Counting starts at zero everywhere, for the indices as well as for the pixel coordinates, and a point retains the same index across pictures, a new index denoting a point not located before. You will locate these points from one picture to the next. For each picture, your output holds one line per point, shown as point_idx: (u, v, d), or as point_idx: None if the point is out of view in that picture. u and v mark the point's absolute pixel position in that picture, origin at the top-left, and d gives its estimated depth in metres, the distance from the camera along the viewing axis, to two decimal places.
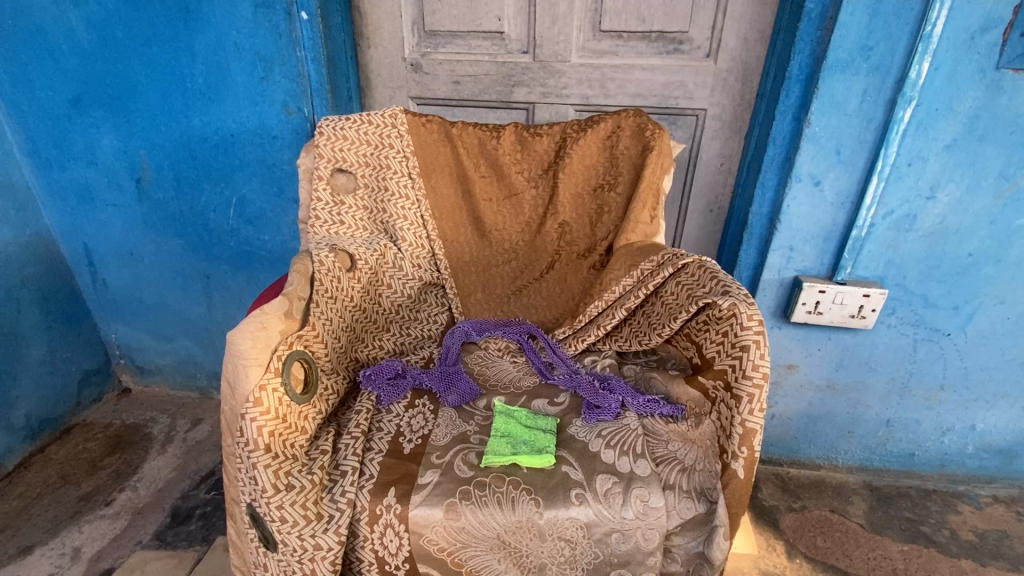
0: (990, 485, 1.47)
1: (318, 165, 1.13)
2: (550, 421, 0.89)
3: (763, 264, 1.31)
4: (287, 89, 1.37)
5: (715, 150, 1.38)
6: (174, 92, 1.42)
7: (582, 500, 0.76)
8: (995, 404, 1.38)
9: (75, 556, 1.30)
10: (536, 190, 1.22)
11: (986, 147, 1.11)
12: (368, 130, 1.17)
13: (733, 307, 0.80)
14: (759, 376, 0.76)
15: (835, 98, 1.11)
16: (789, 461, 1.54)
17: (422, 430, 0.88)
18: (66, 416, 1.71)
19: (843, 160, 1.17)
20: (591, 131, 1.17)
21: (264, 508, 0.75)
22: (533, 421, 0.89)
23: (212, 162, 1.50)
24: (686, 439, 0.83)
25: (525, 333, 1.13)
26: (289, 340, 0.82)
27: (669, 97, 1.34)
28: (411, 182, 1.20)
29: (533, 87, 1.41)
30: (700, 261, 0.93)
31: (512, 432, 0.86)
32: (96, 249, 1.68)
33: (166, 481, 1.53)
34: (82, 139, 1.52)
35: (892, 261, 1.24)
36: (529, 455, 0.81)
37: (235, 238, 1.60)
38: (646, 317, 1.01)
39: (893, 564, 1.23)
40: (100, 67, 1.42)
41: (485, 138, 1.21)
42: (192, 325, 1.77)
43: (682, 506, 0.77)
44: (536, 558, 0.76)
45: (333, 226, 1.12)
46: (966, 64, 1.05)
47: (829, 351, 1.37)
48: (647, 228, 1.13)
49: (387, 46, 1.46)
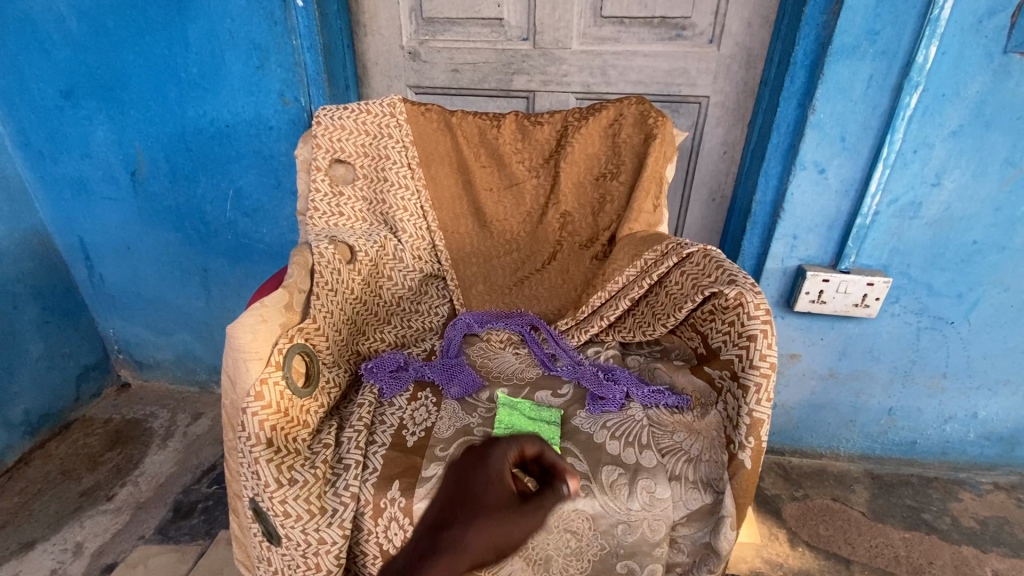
0: (991, 472, 1.47)
1: (316, 156, 1.11)
2: (555, 415, 0.87)
3: (766, 253, 1.30)
4: (283, 78, 1.35)
5: (718, 138, 1.36)
6: (167, 82, 1.40)
7: (587, 492, 0.76)
8: (997, 391, 1.37)
9: (78, 551, 1.30)
10: (537, 179, 1.20)
11: (993, 134, 1.10)
12: (366, 121, 1.15)
13: (739, 297, 0.79)
14: (767, 366, 0.75)
15: (840, 84, 1.10)
16: (790, 451, 1.55)
17: (426, 422, 0.87)
18: (65, 411, 1.70)
19: (847, 147, 1.15)
20: (594, 119, 1.15)
21: (267, 503, 0.74)
22: (537, 414, 0.88)
23: (208, 154, 1.48)
24: (691, 430, 0.83)
25: (527, 324, 1.12)
26: (290, 334, 0.81)
27: (671, 84, 1.33)
28: (411, 172, 1.18)
29: (533, 75, 1.39)
30: (705, 250, 0.92)
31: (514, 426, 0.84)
32: (92, 243, 1.67)
33: (168, 475, 1.53)
34: (75, 131, 1.49)
35: (896, 249, 1.23)
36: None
37: (233, 231, 1.58)
38: (651, 307, 1.00)
39: (895, 551, 1.24)
40: (91, 57, 1.39)
41: (486, 127, 1.19)
42: (191, 320, 1.76)
43: (688, 498, 0.76)
44: (542, 549, 0.76)
45: (332, 217, 1.11)
46: (972, 48, 1.03)
47: (831, 341, 1.37)
48: (650, 218, 1.12)
49: (384, 34, 1.43)
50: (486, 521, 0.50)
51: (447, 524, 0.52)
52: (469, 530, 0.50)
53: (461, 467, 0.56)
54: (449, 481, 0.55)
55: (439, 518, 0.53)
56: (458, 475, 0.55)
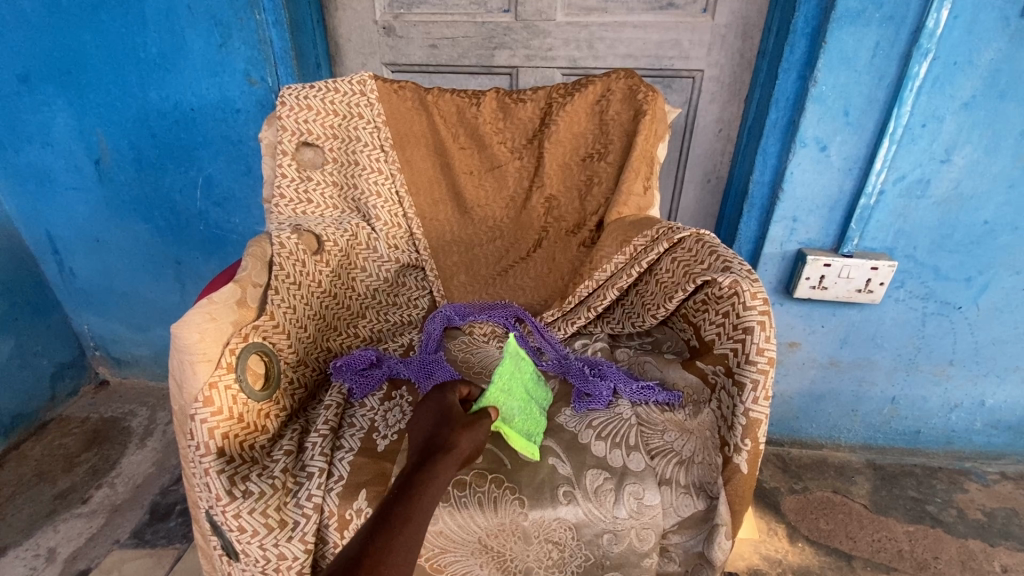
0: (998, 461, 1.42)
1: (281, 139, 1.03)
2: (545, 399, 0.82)
3: (764, 236, 1.23)
4: (247, 57, 1.26)
5: (713, 115, 1.29)
6: (127, 64, 1.31)
7: (570, 499, 0.70)
8: (1005, 378, 1.31)
9: (50, 557, 1.25)
10: (520, 160, 1.13)
11: (1007, 105, 1.02)
12: (334, 100, 1.07)
13: (734, 285, 0.73)
14: (765, 361, 0.69)
15: (843, 53, 1.02)
16: (789, 441, 1.49)
17: (399, 424, 0.80)
18: (40, 411, 1.64)
19: (851, 122, 1.07)
20: (578, 95, 1.07)
21: (221, 517, 0.68)
22: (534, 388, 0.80)
23: (175, 140, 1.40)
24: (683, 429, 0.76)
25: (512, 316, 1.05)
26: (243, 332, 0.75)
27: (663, 57, 1.25)
28: (384, 154, 1.10)
29: (516, 50, 1.30)
30: (698, 235, 0.85)
31: (512, 391, 0.73)
32: (60, 236, 1.59)
33: (146, 476, 1.47)
34: (33, 118, 1.41)
35: (901, 231, 1.17)
36: (523, 428, 0.73)
37: (205, 221, 1.51)
38: (641, 297, 0.93)
39: (899, 545, 1.19)
40: (46, 38, 1.31)
41: (464, 105, 1.11)
42: (167, 315, 1.69)
43: (680, 503, 0.71)
44: (522, 561, 0.70)
45: (300, 205, 1.04)
46: (987, 12, 0.95)
47: (833, 328, 1.30)
48: (640, 200, 1.04)
49: (356, 8, 1.35)
50: (461, 427, 0.64)
51: (437, 439, 0.63)
52: (456, 433, 0.63)
53: (432, 405, 0.69)
54: (425, 423, 0.66)
55: (428, 437, 0.64)
56: (431, 408, 0.68)
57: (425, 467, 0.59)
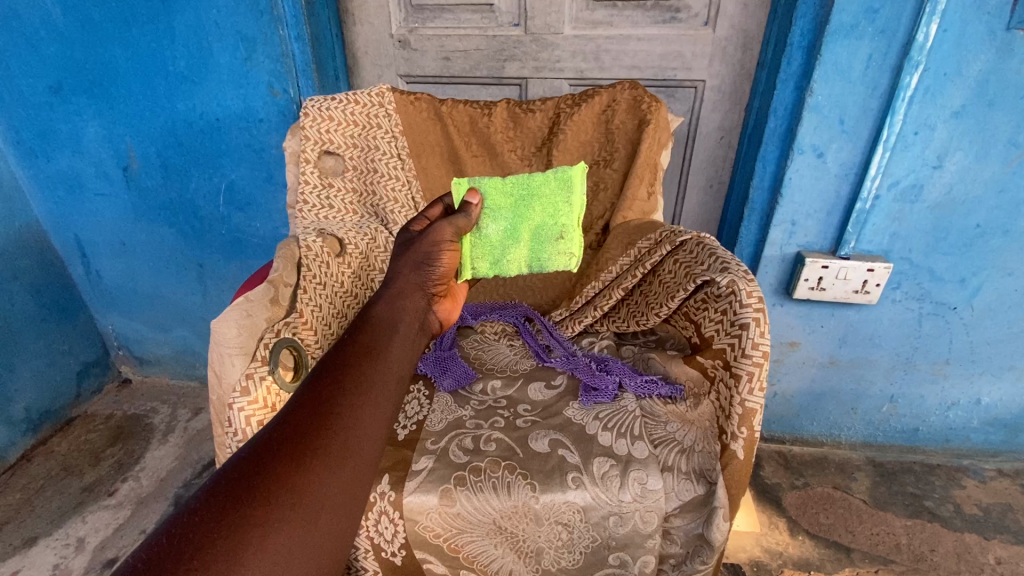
0: (995, 458, 1.46)
1: (304, 148, 1.09)
2: (556, 257, 0.90)
3: (764, 239, 1.28)
4: (270, 69, 1.33)
5: (715, 123, 1.34)
6: (155, 76, 1.38)
7: (579, 484, 0.75)
8: (1002, 377, 1.35)
9: (80, 546, 1.31)
10: (529, 168, 1.18)
11: (997, 114, 1.07)
12: (354, 111, 1.13)
13: (732, 284, 0.78)
14: (759, 355, 0.74)
15: (838, 65, 1.07)
16: (791, 439, 1.53)
17: (418, 415, 0.86)
18: (66, 408, 1.71)
19: (847, 130, 1.12)
20: (586, 106, 1.13)
21: None
22: (544, 230, 0.89)
23: (199, 147, 1.47)
24: (685, 420, 0.81)
25: (521, 316, 1.11)
26: (276, 328, 0.81)
27: (666, 68, 1.30)
28: (401, 163, 1.16)
29: (526, 62, 1.36)
30: (699, 238, 0.90)
31: (502, 212, 0.89)
32: (88, 239, 1.66)
33: (169, 470, 1.53)
34: (66, 127, 1.49)
35: (897, 234, 1.21)
36: (480, 244, 0.89)
37: (227, 225, 1.57)
38: (644, 297, 0.97)
39: (896, 539, 1.23)
40: (79, 51, 1.38)
41: (476, 116, 1.18)
42: (188, 315, 1.76)
43: (681, 488, 0.76)
44: (533, 542, 0.75)
45: (322, 210, 1.08)
46: (976, 25, 1.00)
47: (832, 327, 1.35)
48: (644, 205, 1.10)
49: (373, 22, 1.41)
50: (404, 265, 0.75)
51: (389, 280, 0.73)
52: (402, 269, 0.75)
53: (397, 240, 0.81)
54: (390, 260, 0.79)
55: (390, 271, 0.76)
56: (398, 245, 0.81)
57: (356, 334, 0.62)
